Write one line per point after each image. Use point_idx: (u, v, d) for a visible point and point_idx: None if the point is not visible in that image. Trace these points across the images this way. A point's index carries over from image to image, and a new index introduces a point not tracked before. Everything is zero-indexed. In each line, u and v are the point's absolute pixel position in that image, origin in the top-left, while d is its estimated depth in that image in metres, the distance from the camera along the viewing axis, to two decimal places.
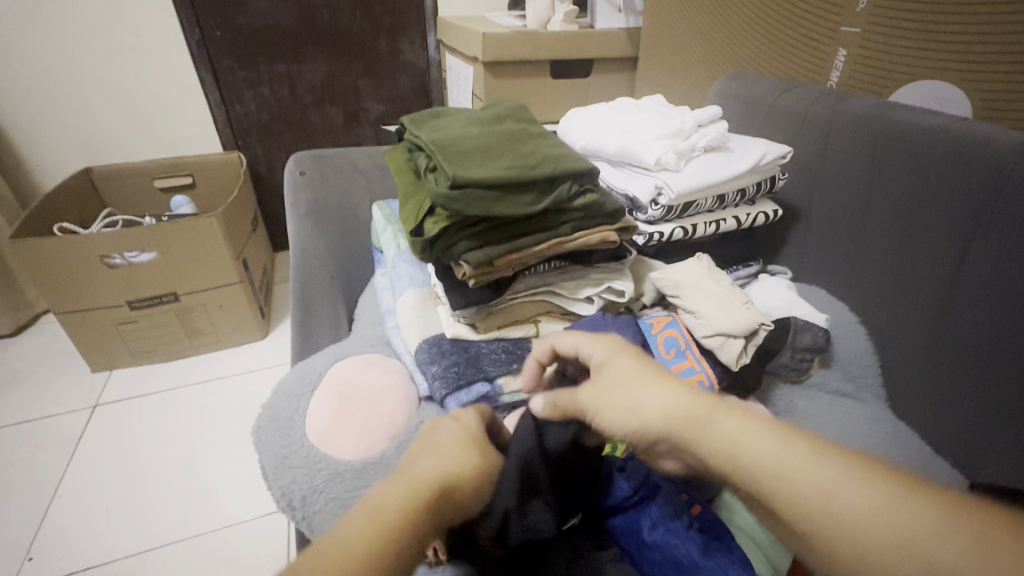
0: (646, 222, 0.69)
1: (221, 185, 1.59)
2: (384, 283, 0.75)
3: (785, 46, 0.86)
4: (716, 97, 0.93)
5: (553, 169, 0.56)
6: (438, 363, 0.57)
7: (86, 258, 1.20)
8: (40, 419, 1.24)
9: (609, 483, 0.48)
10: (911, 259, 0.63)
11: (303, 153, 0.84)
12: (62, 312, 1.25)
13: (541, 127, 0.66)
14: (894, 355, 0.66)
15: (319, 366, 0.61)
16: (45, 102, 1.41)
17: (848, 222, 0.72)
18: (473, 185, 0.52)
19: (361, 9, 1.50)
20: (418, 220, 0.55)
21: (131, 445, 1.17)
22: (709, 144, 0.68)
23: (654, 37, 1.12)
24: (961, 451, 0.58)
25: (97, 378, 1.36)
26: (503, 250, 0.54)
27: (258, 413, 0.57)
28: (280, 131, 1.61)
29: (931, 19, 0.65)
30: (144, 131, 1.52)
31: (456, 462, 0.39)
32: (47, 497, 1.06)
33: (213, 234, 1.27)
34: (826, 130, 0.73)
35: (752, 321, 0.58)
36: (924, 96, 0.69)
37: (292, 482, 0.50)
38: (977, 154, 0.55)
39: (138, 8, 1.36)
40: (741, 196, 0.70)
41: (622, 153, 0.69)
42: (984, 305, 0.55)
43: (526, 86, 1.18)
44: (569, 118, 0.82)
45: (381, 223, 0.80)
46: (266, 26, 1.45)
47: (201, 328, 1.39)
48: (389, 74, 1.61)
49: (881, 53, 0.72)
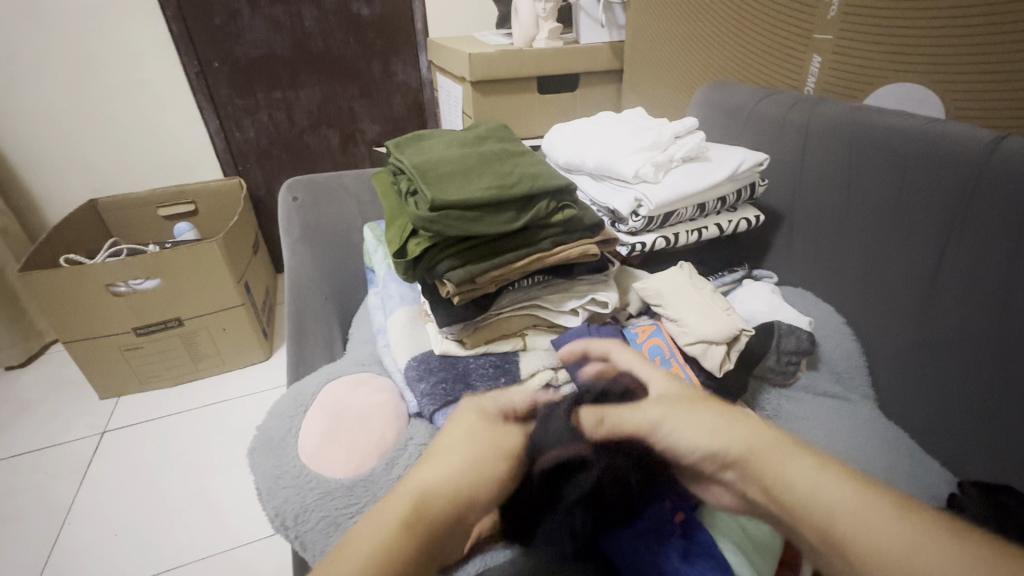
0: (629, 233, 0.70)
1: (222, 210, 1.62)
2: (376, 302, 0.77)
3: (761, 54, 0.88)
4: (696, 106, 0.94)
5: (529, 188, 0.58)
6: (426, 380, 0.59)
7: (92, 287, 1.22)
8: (51, 447, 1.26)
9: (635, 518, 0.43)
10: (892, 259, 0.64)
11: (296, 179, 0.86)
12: (70, 341, 1.27)
13: (520, 146, 0.68)
14: (880, 355, 0.66)
15: (311, 388, 0.62)
16: (50, 137, 1.45)
17: (830, 226, 0.72)
18: (452, 206, 0.54)
19: (354, 34, 1.54)
20: (401, 242, 0.57)
21: (139, 469, 1.19)
22: (687, 155, 0.69)
23: (638, 48, 1.15)
24: (951, 448, 0.59)
25: (105, 404, 1.38)
26: (484, 268, 0.56)
27: (254, 435, 0.58)
28: (279, 155, 1.64)
29: (900, 23, 0.66)
30: (146, 161, 1.56)
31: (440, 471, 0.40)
32: (58, 523, 1.08)
33: (216, 260, 1.30)
34: (803, 134, 0.74)
35: (733, 327, 0.59)
36: (897, 98, 0.70)
37: (285, 501, 0.51)
38: (948, 155, 0.56)
39: (139, 43, 1.41)
40: (722, 204, 0.72)
41: (603, 167, 0.71)
42: (964, 303, 0.55)
43: (515, 101, 1.20)
44: (552, 134, 0.84)
45: (373, 243, 0.82)
46: (262, 54, 1.49)
47: (206, 351, 1.42)
48: (383, 96, 1.65)
49: (853, 58, 0.73)
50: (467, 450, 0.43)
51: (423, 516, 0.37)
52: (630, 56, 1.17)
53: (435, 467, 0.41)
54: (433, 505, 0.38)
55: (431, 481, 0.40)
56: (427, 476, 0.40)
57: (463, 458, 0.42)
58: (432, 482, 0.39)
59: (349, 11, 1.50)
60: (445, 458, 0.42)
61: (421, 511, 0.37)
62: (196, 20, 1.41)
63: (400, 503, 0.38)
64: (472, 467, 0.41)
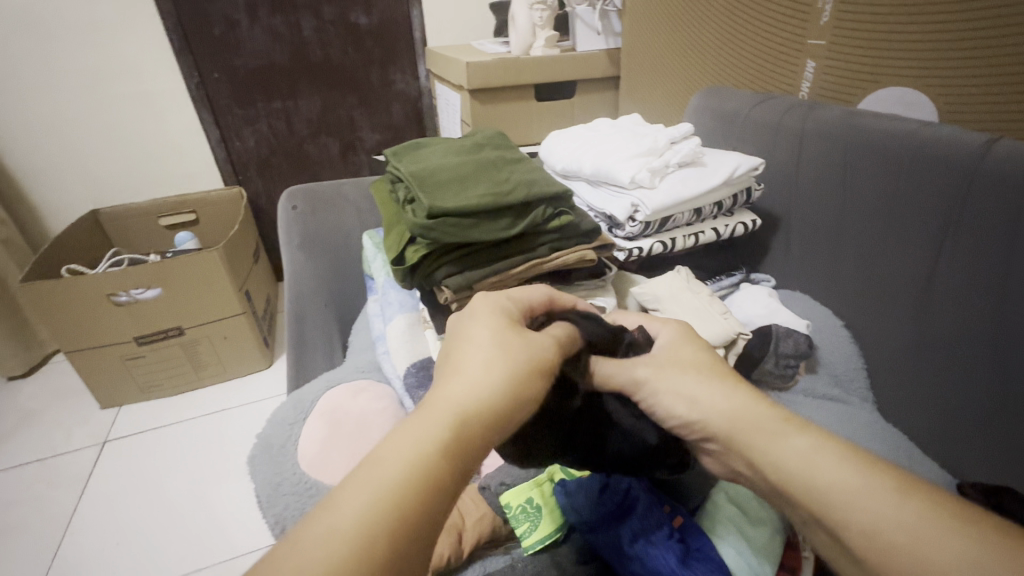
0: (626, 238, 0.70)
1: (223, 219, 1.63)
2: (375, 310, 0.77)
3: (755, 60, 0.88)
4: (692, 111, 0.95)
5: (526, 194, 0.58)
6: (425, 387, 0.59)
7: (93, 297, 1.23)
8: (52, 457, 1.26)
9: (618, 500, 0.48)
10: (888, 261, 0.64)
11: (296, 188, 0.87)
12: (71, 351, 1.28)
13: (517, 153, 0.68)
14: (879, 358, 0.66)
15: (311, 396, 0.62)
16: (53, 148, 1.46)
17: (826, 228, 0.73)
18: (449, 213, 0.55)
19: (353, 43, 1.55)
20: (399, 249, 0.57)
21: (141, 478, 1.19)
22: (683, 160, 0.70)
23: (634, 55, 1.16)
24: (951, 449, 0.58)
25: (107, 414, 1.38)
26: (481, 274, 0.56)
27: (253, 443, 0.58)
28: (279, 164, 1.66)
29: (892, 28, 0.67)
30: (147, 171, 1.57)
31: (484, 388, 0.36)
32: (59, 534, 1.08)
33: (218, 268, 1.31)
34: (798, 138, 0.75)
35: (730, 331, 0.59)
36: (890, 101, 0.70)
37: (284, 508, 0.51)
38: (941, 158, 0.56)
39: (139, 55, 1.42)
40: (718, 208, 0.72)
41: (599, 173, 0.71)
42: (961, 304, 0.55)
43: (513, 108, 1.21)
44: (549, 141, 0.85)
45: (372, 251, 0.83)
46: (262, 64, 1.50)
47: (207, 360, 1.42)
48: (382, 105, 1.66)
49: (847, 63, 0.73)
50: (506, 357, 0.38)
51: (465, 437, 0.33)
52: (627, 63, 1.18)
53: (471, 379, 0.36)
54: (476, 422, 0.34)
55: (469, 394, 0.35)
56: (466, 388, 0.36)
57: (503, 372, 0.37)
58: (471, 398, 0.35)
59: (347, 21, 1.52)
60: (480, 367, 0.37)
61: (463, 430, 0.34)
62: (196, 32, 1.42)
63: (440, 421, 0.33)
64: (512, 380, 0.37)
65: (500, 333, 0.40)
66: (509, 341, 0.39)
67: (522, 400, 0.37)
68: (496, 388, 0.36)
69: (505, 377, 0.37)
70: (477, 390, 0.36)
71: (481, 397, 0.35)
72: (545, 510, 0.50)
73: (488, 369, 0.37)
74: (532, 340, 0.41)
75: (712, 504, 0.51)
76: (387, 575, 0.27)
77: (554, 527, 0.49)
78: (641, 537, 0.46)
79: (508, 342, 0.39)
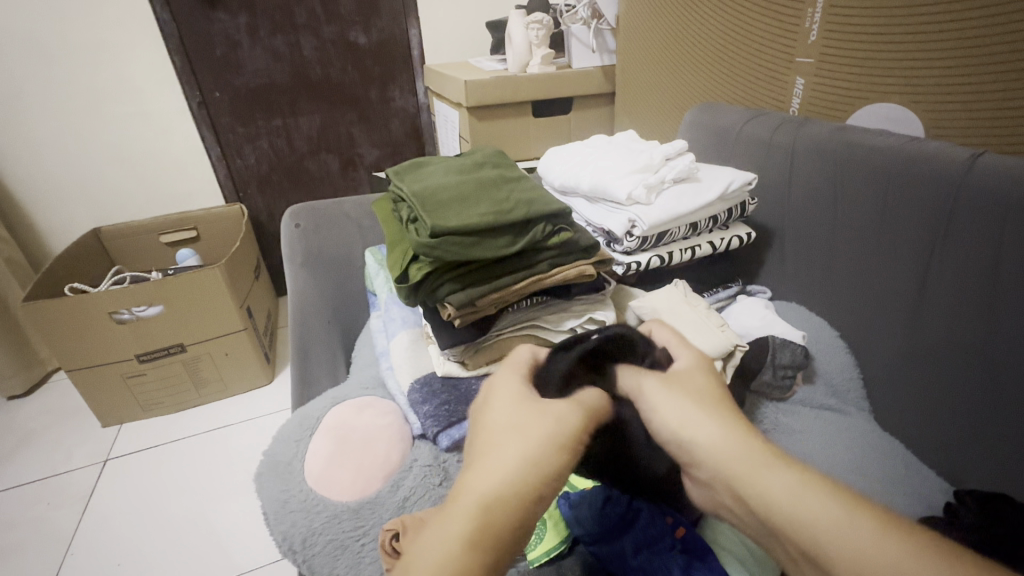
0: (624, 253, 0.72)
1: (224, 236, 1.64)
2: (378, 326, 0.78)
3: (746, 77, 0.91)
4: (686, 127, 0.97)
5: (526, 213, 0.60)
6: (429, 402, 0.59)
7: (95, 316, 1.24)
8: (52, 476, 1.26)
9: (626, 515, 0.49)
10: (881, 272, 0.65)
11: (299, 207, 0.89)
12: (73, 369, 1.28)
13: (516, 172, 0.70)
14: (874, 367, 0.68)
15: (317, 412, 0.63)
16: (55, 168, 1.48)
17: (820, 240, 0.74)
18: (451, 232, 0.56)
19: (352, 62, 1.58)
20: (403, 267, 0.58)
21: (145, 496, 1.19)
22: (678, 176, 0.71)
23: (629, 73, 1.19)
24: (946, 457, 0.59)
25: (109, 432, 1.38)
26: (484, 290, 0.58)
27: (260, 460, 0.59)
28: (280, 181, 1.68)
29: (878, 47, 0.69)
30: (149, 190, 1.58)
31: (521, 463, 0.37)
32: (60, 554, 1.08)
33: (219, 284, 1.32)
34: (790, 154, 0.77)
35: (728, 344, 0.60)
36: (879, 117, 0.72)
37: (292, 525, 0.52)
38: (928, 173, 0.58)
39: (142, 76, 1.45)
40: (713, 222, 0.74)
41: (597, 189, 0.73)
42: (952, 314, 0.57)
43: (511, 125, 1.24)
44: (547, 158, 0.86)
45: (374, 267, 0.84)
46: (263, 84, 1.53)
47: (209, 376, 1.42)
48: (381, 121, 1.69)
49: (836, 80, 0.76)
50: (526, 438, 0.38)
51: (491, 530, 0.34)
52: (622, 80, 1.21)
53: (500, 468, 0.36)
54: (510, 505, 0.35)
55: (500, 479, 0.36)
56: (491, 478, 0.36)
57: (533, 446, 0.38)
58: (495, 489, 0.35)
59: (347, 41, 1.55)
60: (503, 457, 0.37)
61: (486, 526, 0.34)
62: (198, 52, 1.45)
63: (466, 518, 0.34)
64: (535, 465, 0.37)
65: (516, 412, 0.41)
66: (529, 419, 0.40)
67: (549, 483, 0.37)
68: (518, 473, 0.36)
69: (526, 461, 0.37)
70: (503, 478, 0.36)
71: (508, 485, 0.36)
72: (550, 524, 0.51)
73: (512, 456, 0.37)
74: (550, 412, 0.41)
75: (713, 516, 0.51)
76: None
77: (558, 539, 0.50)
78: (644, 548, 0.47)
79: (523, 423, 0.40)
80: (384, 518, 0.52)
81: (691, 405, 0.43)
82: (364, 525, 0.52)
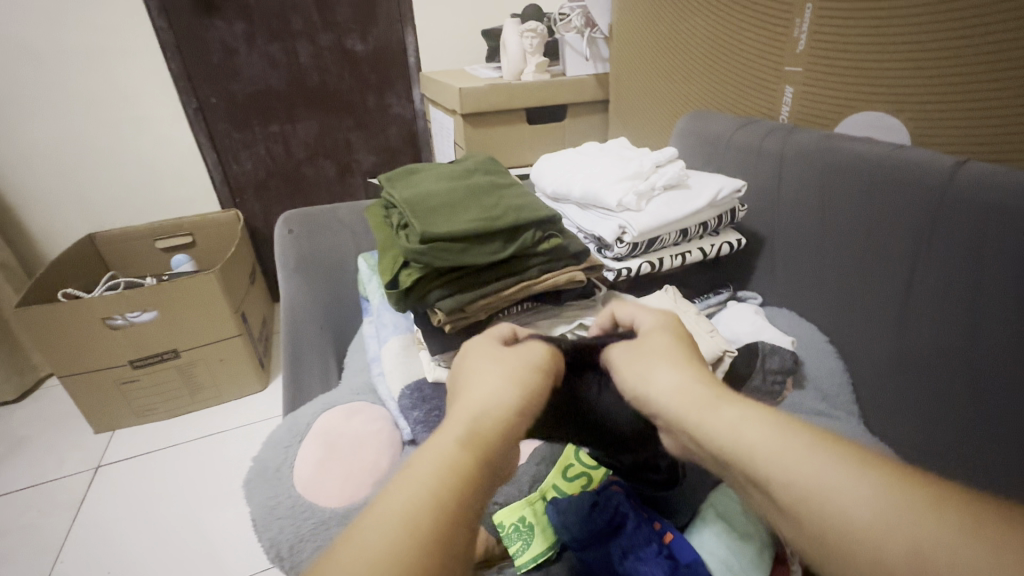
0: (615, 259, 0.72)
1: (219, 241, 1.65)
2: (370, 331, 0.78)
3: (736, 86, 0.92)
4: (678, 134, 0.98)
5: (515, 219, 0.60)
6: (419, 408, 0.60)
7: (89, 322, 1.24)
8: (43, 483, 1.25)
9: (615, 523, 0.49)
10: (868, 278, 0.66)
11: (291, 213, 0.89)
12: (66, 374, 1.28)
13: (506, 179, 0.71)
14: (864, 374, 0.68)
15: (306, 418, 0.62)
16: (51, 174, 1.48)
17: (808, 246, 0.75)
18: (440, 239, 0.57)
19: (349, 69, 1.59)
20: (393, 273, 0.59)
21: (137, 502, 1.18)
22: (668, 183, 0.72)
23: (621, 83, 1.20)
24: (934, 460, 0.60)
25: (100, 439, 1.38)
26: (474, 297, 0.58)
27: (249, 466, 0.59)
28: (277, 187, 1.68)
29: (863, 57, 0.70)
30: (145, 196, 1.59)
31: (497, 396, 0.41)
32: (49, 562, 1.07)
33: (214, 289, 1.32)
34: (779, 161, 0.78)
35: (716, 349, 0.61)
36: (866, 125, 0.73)
37: (279, 532, 0.52)
38: (910, 179, 0.59)
39: (137, 82, 1.45)
40: (704, 228, 0.74)
41: (588, 195, 0.73)
42: (938, 319, 0.57)
43: (506, 133, 1.24)
44: (539, 165, 0.87)
45: (366, 273, 0.84)
46: (260, 90, 1.54)
47: (202, 383, 1.42)
48: (378, 127, 1.70)
49: (823, 88, 0.77)
50: (503, 368, 0.44)
51: (483, 437, 0.38)
52: (615, 90, 1.23)
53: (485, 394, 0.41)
54: (494, 429, 0.39)
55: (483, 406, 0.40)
56: (471, 403, 0.41)
57: (506, 380, 0.43)
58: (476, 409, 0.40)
59: (344, 48, 1.56)
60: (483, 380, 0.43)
61: (478, 431, 0.38)
62: (194, 59, 1.46)
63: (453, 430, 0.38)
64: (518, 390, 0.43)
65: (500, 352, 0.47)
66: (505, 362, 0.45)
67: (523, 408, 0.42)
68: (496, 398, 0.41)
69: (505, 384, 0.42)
70: (483, 402, 0.41)
71: (489, 404, 0.41)
72: (537, 530, 0.51)
73: (491, 384, 0.43)
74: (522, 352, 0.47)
75: (701, 520, 0.51)
76: (439, 532, 0.32)
77: (546, 545, 0.50)
78: (630, 554, 0.47)
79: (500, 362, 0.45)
80: None
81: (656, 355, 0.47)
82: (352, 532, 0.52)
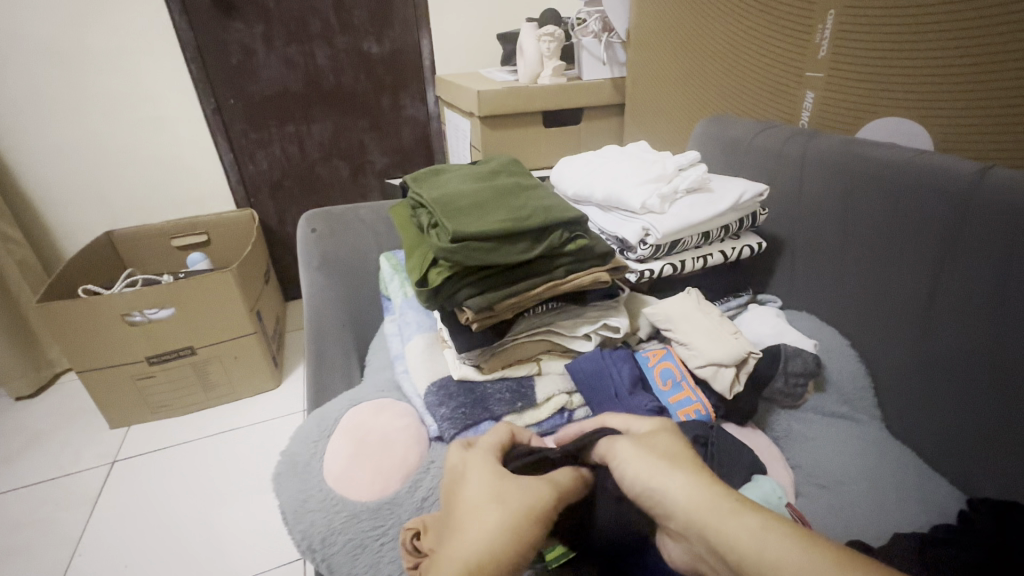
0: (637, 261, 0.73)
1: (234, 240, 1.66)
2: (393, 330, 0.79)
3: (755, 91, 0.93)
4: (697, 138, 0.98)
5: (543, 220, 0.61)
6: (446, 404, 0.60)
7: (109, 318, 1.25)
8: (60, 478, 1.26)
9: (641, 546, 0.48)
10: (890, 282, 0.66)
11: (314, 211, 0.90)
12: (84, 370, 1.29)
13: (532, 180, 0.72)
14: (885, 378, 0.68)
15: (334, 415, 0.63)
16: (71, 172, 1.50)
17: (829, 250, 0.75)
18: (471, 238, 0.58)
19: (364, 71, 1.61)
20: (422, 272, 0.60)
21: (151, 498, 1.19)
22: (691, 186, 0.73)
23: (638, 87, 1.21)
24: (958, 466, 0.60)
25: (116, 434, 1.39)
26: (502, 296, 0.59)
27: (279, 460, 0.60)
28: (291, 187, 1.70)
29: (885, 65, 0.71)
30: (162, 194, 1.61)
31: (492, 536, 0.39)
32: (66, 557, 1.07)
33: (229, 288, 1.33)
34: (801, 166, 0.78)
35: (741, 350, 0.62)
36: (887, 131, 0.73)
37: (311, 524, 0.54)
38: (934, 186, 0.60)
39: (158, 82, 1.47)
40: (725, 231, 0.75)
41: (610, 197, 0.74)
42: (961, 323, 0.58)
43: (522, 136, 1.25)
44: (560, 166, 0.88)
45: (389, 272, 0.85)
46: (277, 91, 1.56)
47: (217, 380, 1.43)
48: (392, 129, 1.71)
49: (845, 95, 0.77)
50: (502, 505, 0.41)
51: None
52: (631, 93, 1.24)
53: (481, 533, 0.39)
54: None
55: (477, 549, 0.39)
56: (465, 544, 0.39)
57: (504, 518, 0.40)
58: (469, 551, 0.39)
59: (360, 50, 1.58)
60: (482, 516, 0.41)
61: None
62: (214, 60, 1.48)
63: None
64: (514, 527, 0.40)
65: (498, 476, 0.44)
66: (505, 491, 0.42)
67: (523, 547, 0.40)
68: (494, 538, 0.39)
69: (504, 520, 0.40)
70: (478, 542, 0.39)
71: (485, 545, 0.39)
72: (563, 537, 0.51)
73: (488, 519, 0.40)
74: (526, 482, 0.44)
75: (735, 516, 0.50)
76: None
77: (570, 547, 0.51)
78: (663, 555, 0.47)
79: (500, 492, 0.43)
80: (404, 518, 0.54)
81: (663, 460, 0.43)
82: (383, 525, 0.54)
